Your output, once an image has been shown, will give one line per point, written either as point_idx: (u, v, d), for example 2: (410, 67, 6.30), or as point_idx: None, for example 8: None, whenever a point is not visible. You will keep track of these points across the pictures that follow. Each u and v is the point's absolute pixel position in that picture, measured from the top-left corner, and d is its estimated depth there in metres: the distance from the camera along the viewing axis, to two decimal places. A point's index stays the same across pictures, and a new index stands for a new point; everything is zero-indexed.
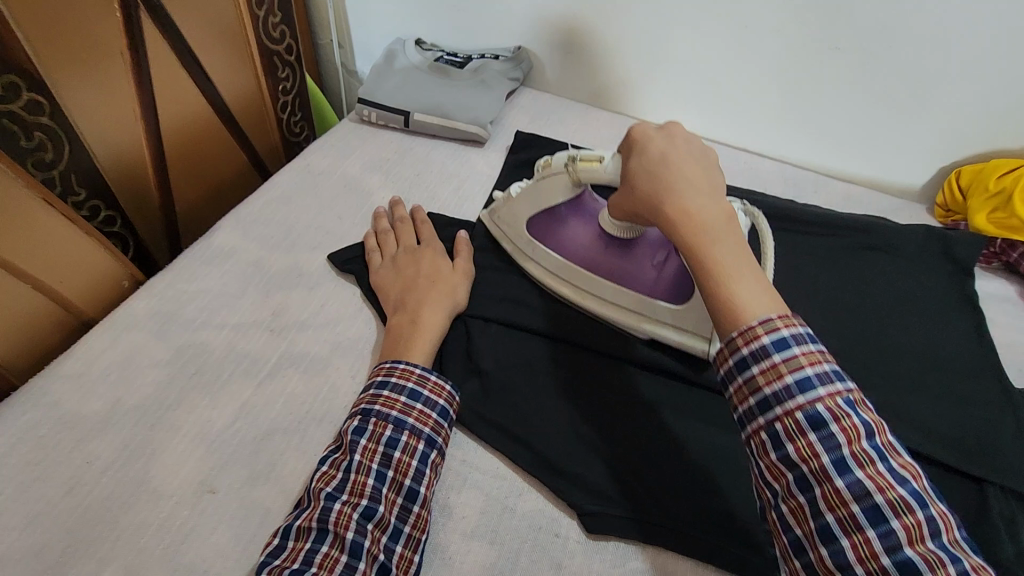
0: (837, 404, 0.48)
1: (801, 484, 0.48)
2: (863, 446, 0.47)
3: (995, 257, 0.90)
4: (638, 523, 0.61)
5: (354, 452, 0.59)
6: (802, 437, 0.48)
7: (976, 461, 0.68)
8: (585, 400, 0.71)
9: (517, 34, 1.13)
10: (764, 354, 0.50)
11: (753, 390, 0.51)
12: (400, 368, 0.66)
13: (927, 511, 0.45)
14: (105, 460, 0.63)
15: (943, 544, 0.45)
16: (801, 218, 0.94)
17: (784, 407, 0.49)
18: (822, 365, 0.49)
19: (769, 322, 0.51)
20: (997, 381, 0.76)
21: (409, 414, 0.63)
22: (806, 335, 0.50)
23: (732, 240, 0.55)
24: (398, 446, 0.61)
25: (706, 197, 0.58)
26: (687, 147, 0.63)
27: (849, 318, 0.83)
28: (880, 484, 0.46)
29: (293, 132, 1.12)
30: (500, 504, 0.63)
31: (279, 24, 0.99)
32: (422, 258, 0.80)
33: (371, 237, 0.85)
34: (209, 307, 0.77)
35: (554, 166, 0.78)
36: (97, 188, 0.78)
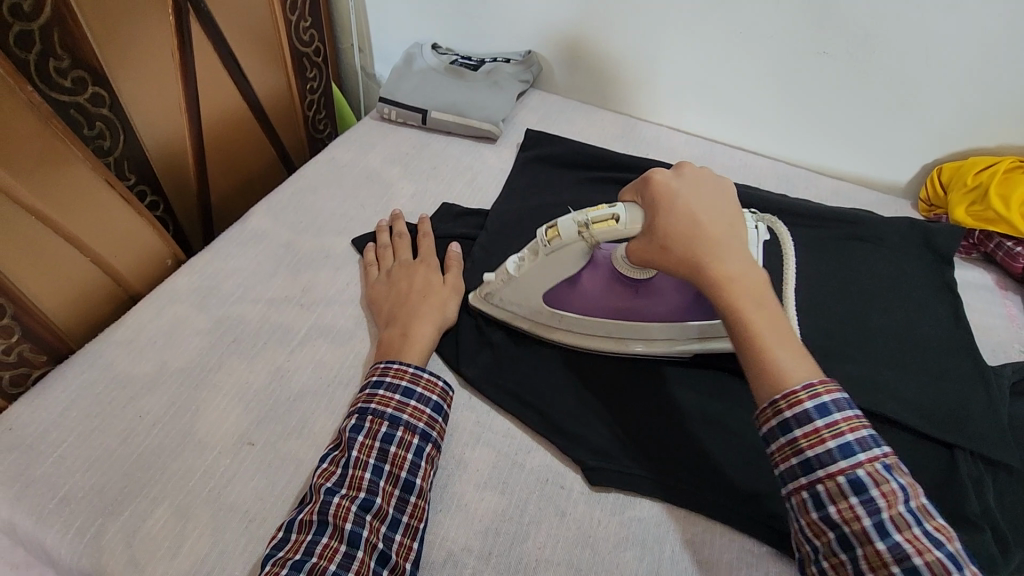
0: (877, 468, 0.54)
1: (843, 540, 0.54)
2: (900, 509, 0.52)
3: (974, 248, 0.97)
4: (636, 477, 0.67)
5: (351, 448, 0.63)
6: (844, 499, 0.54)
7: (947, 428, 0.74)
8: (588, 370, 0.77)
9: (527, 39, 1.20)
10: (808, 420, 0.55)
11: (795, 451, 0.56)
12: (394, 368, 0.69)
13: (963, 574, 0.50)
14: (154, 415, 0.69)
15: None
16: (792, 211, 1.00)
17: (825, 470, 0.54)
18: (861, 431, 0.55)
19: (812, 387, 0.56)
20: (971, 359, 0.82)
21: (404, 411, 0.67)
22: (846, 402, 0.56)
23: (768, 305, 0.61)
24: (393, 441, 0.64)
25: (742, 260, 0.63)
26: (712, 203, 0.66)
27: (836, 301, 0.89)
28: (919, 548, 0.51)
29: (318, 130, 1.20)
30: (511, 460, 0.70)
31: (309, 29, 1.08)
32: (416, 277, 0.82)
33: (370, 251, 0.87)
34: (244, 284, 0.83)
35: (562, 233, 0.70)
36: (145, 174, 0.86)
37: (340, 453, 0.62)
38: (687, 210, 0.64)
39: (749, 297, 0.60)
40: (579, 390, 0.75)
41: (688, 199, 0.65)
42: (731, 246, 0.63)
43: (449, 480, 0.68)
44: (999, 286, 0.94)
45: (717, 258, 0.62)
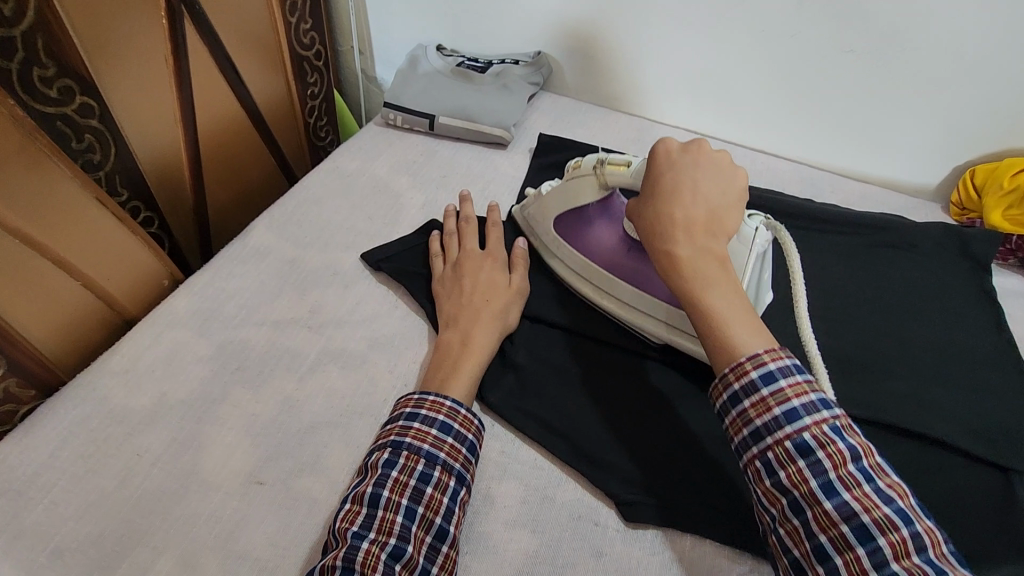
0: (823, 431, 0.52)
1: (796, 508, 0.52)
2: (849, 469, 0.51)
3: (1011, 253, 0.92)
4: (676, 511, 0.62)
5: (381, 487, 0.58)
6: (792, 464, 0.52)
7: (1000, 451, 0.70)
8: (621, 392, 0.72)
9: (536, 39, 1.15)
10: (753, 390, 0.55)
11: (747, 423, 0.55)
12: (430, 400, 0.64)
13: (912, 528, 0.48)
14: (154, 452, 0.64)
15: (931, 558, 0.47)
16: (821, 217, 0.96)
17: (774, 437, 0.54)
18: (808, 396, 0.54)
19: (758, 357, 0.56)
20: (1018, 373, 0.78)
21: (441, 449, 0.62)
22: (791, 367, 0.55)
23: (726, 282, 0.60)
24: (429, 483, 0.59)
25: (706, 244, 0.62)
26: (699, 185, 0.65)
27: (873, 313, 0.85)
28: (867, 505, 0.50)
29: (320, 137, 1.14)
30: (541, 494, 0.65)
31: (310, 31, 1.02)
32: (482, 273, 0.79)
33: (435, 241, 0.85)
34: (248, 305, 0.78)
35: (583, 167, 0.78)
36: (138, 188, 0.80)
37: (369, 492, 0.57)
38: (667, 182, 0.66)
39: (692, 273, 0.60)
40: (611, 417, 0.70)
41: (675, 175, 0.66)
42: (700, 229, 0.63)
43: (477, 518, 0.63)
44: None
45: (670, 227, 0.63)
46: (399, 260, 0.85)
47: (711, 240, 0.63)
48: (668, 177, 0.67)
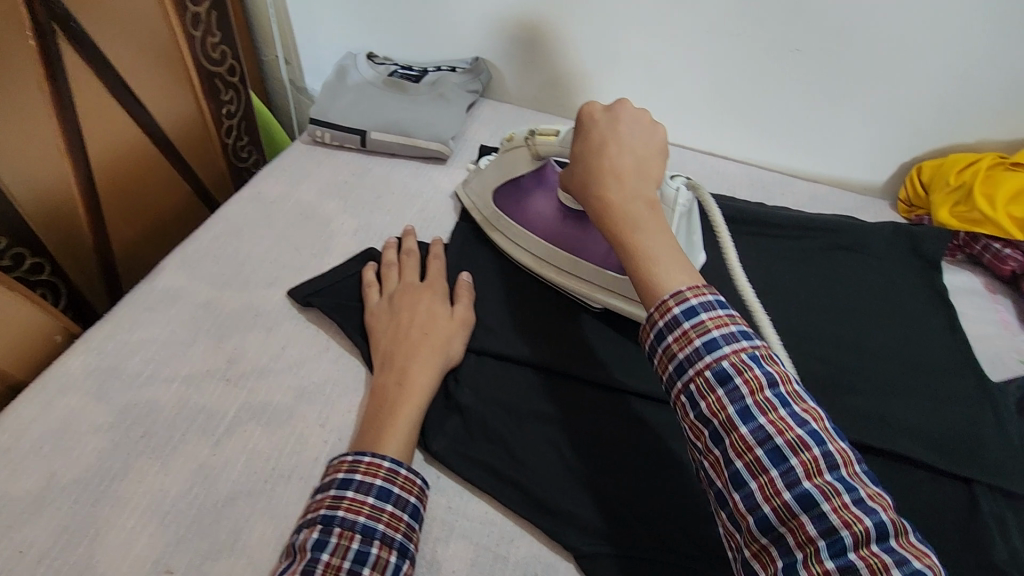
0: (742, 358, 0.48)
1: (715, 437, 0.47)
2: (765, 394, 0.47)
3: (960, 250, 0.92)
4: (639, 561, 0.58)
5: (309, 574, 0.50)
6: (711, 394, 0.48)
7: (963, 462, 0.68)
8: (574, 428, 0.67)
9: (473, 45, 1.09)
10: (676, 324, 0.50)
11: (670, 357, 0.50)
12: (365, 462, 0.58)
13: (825, 447, 0.45)
14: (41, 547, 0.55)
15: (843, 477, 0.44)
16: (772, 222, 0.93)
17: (695, 368, 0.49)
18: (728, 327, 0.49)
19: (679, 294, 0.50)
20: (974, 376, 0.76)
21: (380, 519, 0.55)
22: (716, 302, 0.50)
23: (659, 224, 0.56)
24: (367, 562, 0.52)
25: (635, 190, 0.58)
26: (625, 144, 0.62)
27: (829, 322, 0.82)
28: (781, 427, 0.45)
29: (240, 157, 1.03)
30: (492, 554, 0.59)
31: (219, 44, 0.91)
32: (421, 304, 0.73)
33: (370, 271, 0.78)
34: (156, 359, 0.69)
35: (516, 140, 0.81)
36: (20, 234, 0.71)
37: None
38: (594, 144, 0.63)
39: (621, 218, 0.56)
40: (565, 458, 0.65)
41: (598, 130, 0.64)
42: (626, 177, 0.60)
43: None
44: (988, 290, 0.89)
45: (603, 191, 0.59)
46: (329, 294, 0.78)
47: (640, 186, 0.59)
48: (594, 133, 0.64)
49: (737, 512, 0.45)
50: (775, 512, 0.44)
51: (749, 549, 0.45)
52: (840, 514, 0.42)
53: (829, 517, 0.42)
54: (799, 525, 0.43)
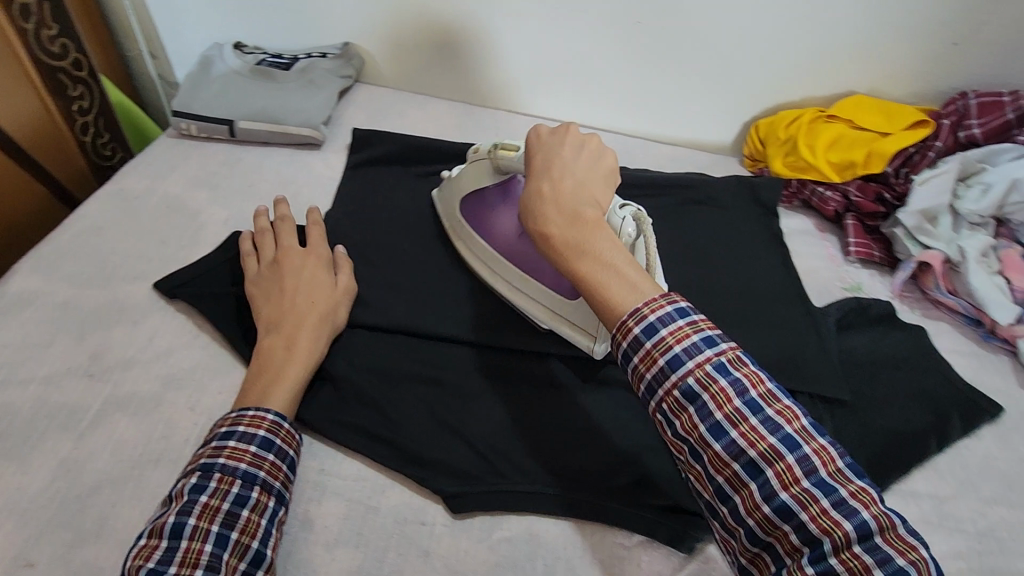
0: (706, 373, 0.48)
1: (694, 453, 0.49)
2: (734, 404, 0.47)
3: (794, 197, 1.02)
4: (516, 495, 0.63)
5: (185, 516, 0.52)
6: (683, 412, 0.48)
7: (788, 377, 0.78)
8: (445, 384, 0.71)
9: (341, 29, 1.09)
10: (639, 345, 0.49)
11: (640, 377, 0.50)
12: (250, 415, 0.60)
13: (799, 453, 0.45)
14: None
15: (821, 477, 0.45)
16: (633, 183, 1.01)
17: (665, 388, 0.49)
18: (689, 339, 0.48)
19: (638, 313, 0.49)
20: (802, 304, 0.87)
21: (261, 466, 0.58)
22: (672, 313, 0.49)
23: (602, 244, 0.54)
24: (246, 504, 0.55)
25: (571, 204, 0.57)
26: (574, 168, 0.62)
27: (681, 269, 0.91)
28: (752, 439, 0.46)
29: (102, 155, 1.00)
30: (364, 506, 0.63)
31: (57, 37, 0.87)
32: (304, 271, 0.75)
33: (245, 241, 0.79)
34: (9, 363, 0.68)
35: (480, 150, 0.80)
36: None
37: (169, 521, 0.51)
38: (540, 167, 0.61)
39: (563, 240, 0.55)
40: (435, 412, 0.69)
41: (547, 149, 0.63)
42: (566, 195, 0.58)
43: (295, 547, 0.59)
44: (819, 229, 1.00)
45: (558, 215, 0.57)
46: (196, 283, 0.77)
47: (578, 202, 0.58)
48: (539, 153, 0.64)
49: (727, 522, 0.48)
50: (758, 524, 0.46)
51: (745, 555, 0.48)
52: (817, 521, 0.44)
53: (808, 525, 0.44)
54: (782, 533, 0.45)
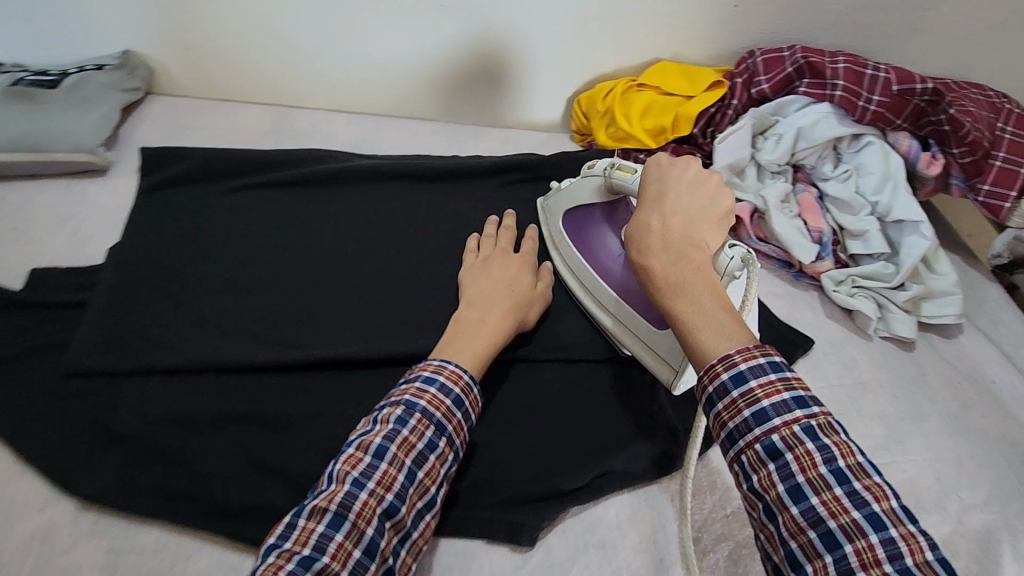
0: (793, 432, 0.38)
1: (768, 512, 0.39)
2: (819, 470, 0.37)
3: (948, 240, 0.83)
4: None
5: (388, 441, 0.45)
6: (763, 468, 0.39)
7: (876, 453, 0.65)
8: None
9: None
10: (723, 391, 0.41)
11: (720, 424, 0.42)
12: (449, 368, 0.50)
13: (888, 534, 0.35)
14: None
15: (908, 569, 0.34)
16: None
17: (744, 440, 0.40)
18: (781, 395, 0.39)
19: (728, 358, 0.41)
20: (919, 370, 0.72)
21: (451, 421, 0.49)
22: (770, 365, 0.40)
23: (707, 290, 0.45)
24: (435, 452, 0.47)
25: (680, 238, 0.48)
26: (693, 202, 0.52)
27: None
28: (834, 509, 0.36)
29: None
30: None
31: None
32: (511, 263, 0.63)
33: (473, 235, 0.68)
34: None
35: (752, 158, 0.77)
36: None
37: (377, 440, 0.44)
38: (651, 192, 0.52)
39: (670, 270, 0.46)
40: None
41: (696, 175, 0.53)
42: (678, 233, 0.49)
43: None
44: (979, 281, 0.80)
45: (658, 241, 0.48)
46: None
47: (697, 239, 0.49)
48: (658, 182, 0.54)
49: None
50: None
51: None
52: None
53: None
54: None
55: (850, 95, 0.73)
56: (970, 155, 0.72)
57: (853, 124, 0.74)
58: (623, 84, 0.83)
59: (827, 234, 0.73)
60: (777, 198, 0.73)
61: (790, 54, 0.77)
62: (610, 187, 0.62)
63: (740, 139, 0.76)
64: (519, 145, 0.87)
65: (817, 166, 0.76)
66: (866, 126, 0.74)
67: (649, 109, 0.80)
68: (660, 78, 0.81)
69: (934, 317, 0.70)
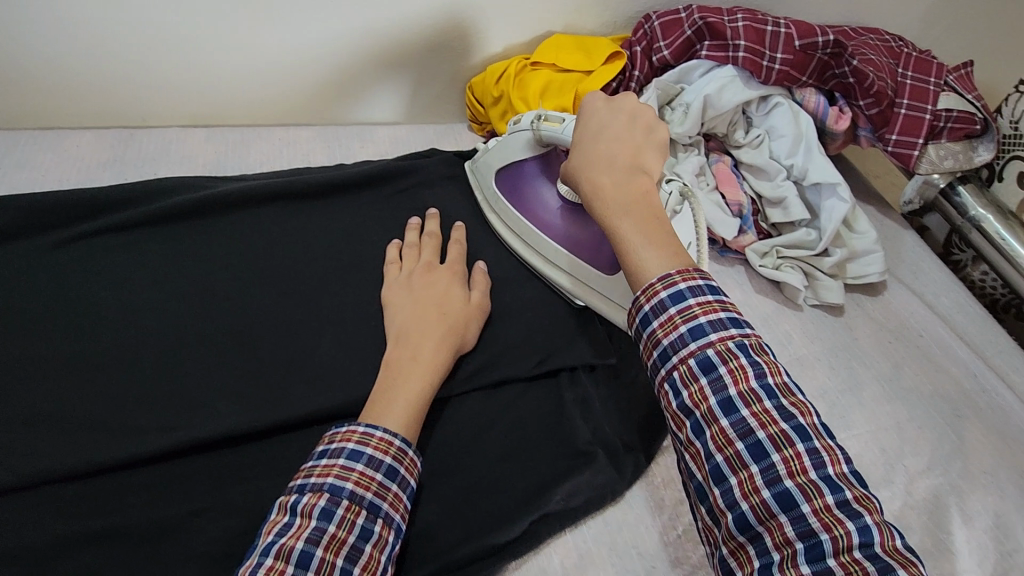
0: (729, 348, 0.39)
1: (696, 430, 0.39)
2: (750, 384, 0.38)
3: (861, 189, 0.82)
4: None
5: (314, 546, 0.39)
6: (694, 382, 0.39)
7: None
8: None
9: None
10: (661, 309, 0.41)
11: (654, 343, 0.42)
12: (377, 436, 0.45)
13: (811, 444, 0.37)
14: None
15: (827, 474, 0.36)
16: None
17: (678, 355, 0.40)
18: (717, 312, 0.40)
19: (668, 276, 0.42)
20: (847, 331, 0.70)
21: (387, 497, 0.43)
22: (707, 286, 0.41)
23: (648, 215, 0.46)
24: (371, 540, 0.41)
25: (623, 166, 0.49)
26: (634, 128, 0.52)
27: None
28: (764, 421, 0.38)
29: None
30: None
31: None
32: (440, 278, 0.58)
33: (393, 248, 0.62)
34: None
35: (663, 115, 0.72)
36: None
37: (300, 548, 0.38)
38: (591, 125, 0.52)
39: (615, 196, 0.47)
40: None
41: (638, 105, 0.54)
42: (623, 161, 0.50)
43: None
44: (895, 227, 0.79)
45: (601, 169, 0.49)
46: None
47: (641, 165, 0.50)
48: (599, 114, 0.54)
49: (717, 510, 0.38)
50: (754, 510, 0.36)
51: (726, 544, 0.38)
52: (821, 516, 0.35)
53: (808, 519, 0.35)
54: (776, 525, 0.36)
55: (753, 55, 0.68)
56: (875, 106, 0.71)
57: (760, 87, 0.70)
58: (515, 65, 0.75)
59: (747, 206, 0.69)
60: (692, 174, 0.69)
61: (687, 15, 0.71)
62: (540, 139, 0.61)
63: None
64: (411, 144, 0.79)
65: (728, 134, 0.72)
66: (773, 86, 0.70)
67: (548, 89, 0.73)
68: (553, 54, 0.74)
69: (859, 278, 0.68)
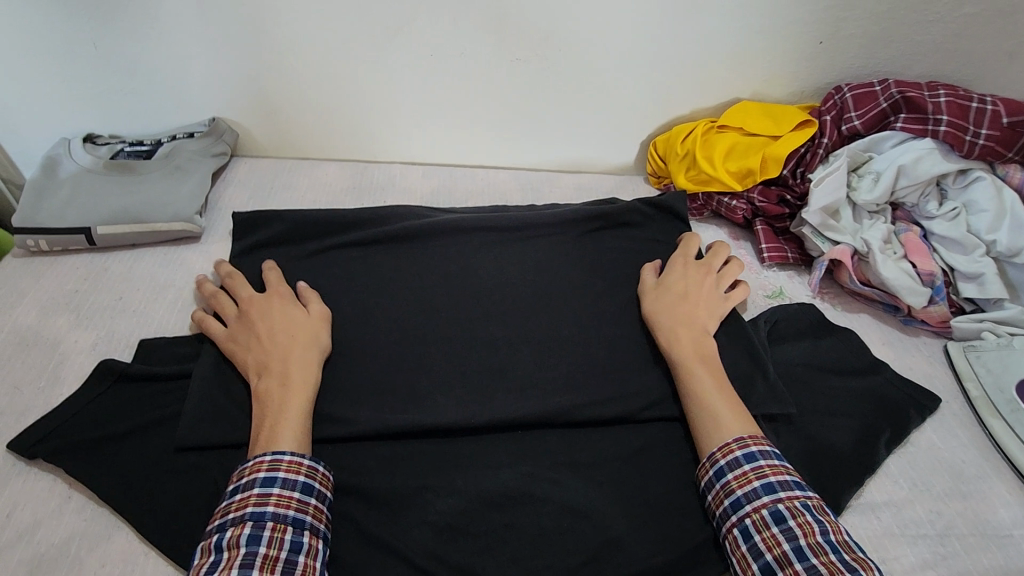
0: (796, 505, 0.47)
1: (767, 571, 0.45)
2: (818, 537, 0.45)
3: None
4: None
5: (249, 569, 0.42)
6: (767, 529, 0.47)
7: None
8: None
9: None
10: (736, 463, 0.51)
11: (727, 493, 0.50)
12: (285, 460, 0.48)
13: None
14: None
15: None
16: None
17: (752, 504, 0.48)
18: (785, 475, 0.50)
19: (742, 438, 0.52)
20: None
21: (309, 511, 0.47)
22: (773, 452, 0.51)
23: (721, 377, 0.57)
24: (303, 550, 0.45)
25: (701, 326, 0.61)
26: (704, 289, 0.64)
27: None
28: (832, 569, 0.43)
29: None
30: None
31: None
32: (268, 306, 0.59)
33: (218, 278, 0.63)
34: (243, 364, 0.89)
35: (859, 186, 0.73)
36: None
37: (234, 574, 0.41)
38: (665, 282, 0.65)
39: (698, 351, 0.59)
40: None
41: (711, 266, 0.67)
42: (686, 317, 0.61)
43: None
44: None
45: (689, 322, 0.61)
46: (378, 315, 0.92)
47: (709, 329, 0.61)
48: (678, 271, 0.66)
49: None
50: None
51: None
52: None
53: None
54: None
55: (956, 130, 0.69)
56: None
57: (960, 160, 0.70)
58: (702, 126, 0.80)
59: (938, 277, 0.68)
60: (879, 240, 0.69)
61: (883, 89, 0.74)
62: None
63: (838, 179, 0.72)
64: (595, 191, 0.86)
65: (919, 204, 0.72)
66: (972, 161, 0.70)
67: (732, 150, 0.78)
68: (741, 118, 0.79)
69: None
